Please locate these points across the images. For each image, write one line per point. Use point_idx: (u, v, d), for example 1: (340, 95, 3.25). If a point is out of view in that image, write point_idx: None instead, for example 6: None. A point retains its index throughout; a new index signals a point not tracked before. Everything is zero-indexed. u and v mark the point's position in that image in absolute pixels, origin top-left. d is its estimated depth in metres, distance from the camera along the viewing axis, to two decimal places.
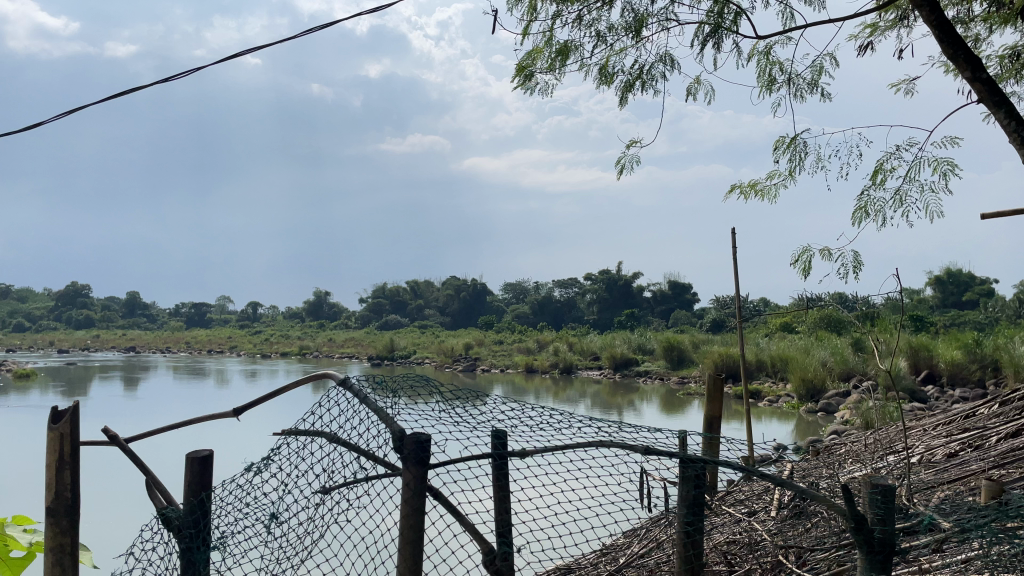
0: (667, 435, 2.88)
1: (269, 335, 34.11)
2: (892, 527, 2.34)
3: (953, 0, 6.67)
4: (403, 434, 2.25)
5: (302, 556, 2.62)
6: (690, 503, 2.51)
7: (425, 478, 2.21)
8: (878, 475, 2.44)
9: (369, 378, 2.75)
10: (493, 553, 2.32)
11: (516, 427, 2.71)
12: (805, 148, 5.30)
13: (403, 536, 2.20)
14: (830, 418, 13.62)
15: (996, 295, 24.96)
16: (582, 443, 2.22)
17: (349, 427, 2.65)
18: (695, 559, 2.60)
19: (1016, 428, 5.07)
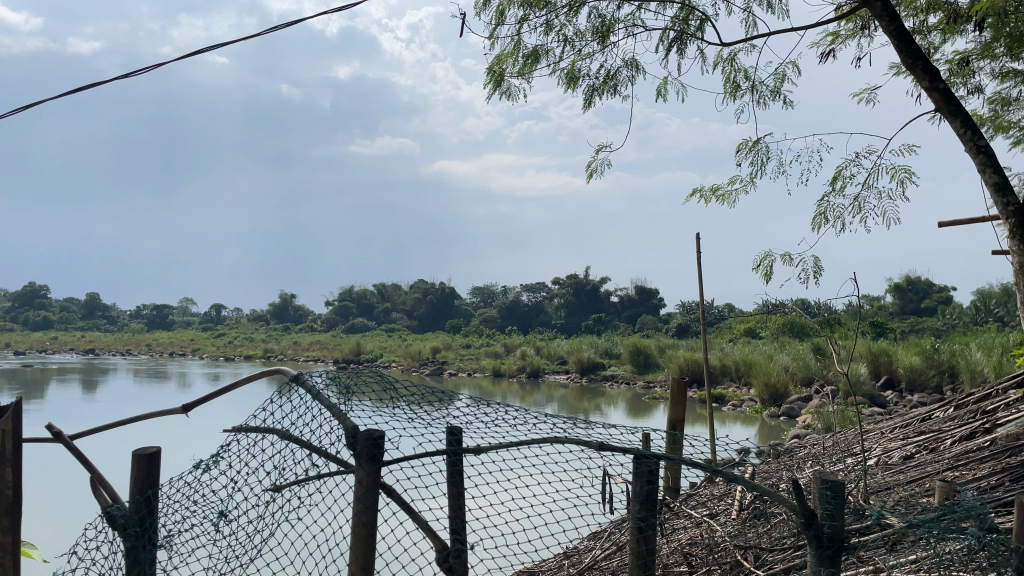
0: (625, 432, 2.86)
1: (234, 337, 33.78)
2: (841, 521, 2.38)
3: (909, 10, 6.83)
4: (356, 430, 2.23)
5: (250, 556, 2.62)
6: (643, 498, 2.46)
7: (378, 475, 2.19)
8: (827, 471, 2.47)
9: (321, 374, 2.71)
10: (446, 551, 2.30)
11: (472, 424, 2.69)
12: (767, 150, 5.79)
13: (355, 535, 2.18)
14: (792, 422, 13.83)
15: (953, 303, 25.59)
16: (535, 440, 2.21)
17: (302, 423, 2.61)
18: (648, 557, 2.50)
19: (969, 432, 5.23)
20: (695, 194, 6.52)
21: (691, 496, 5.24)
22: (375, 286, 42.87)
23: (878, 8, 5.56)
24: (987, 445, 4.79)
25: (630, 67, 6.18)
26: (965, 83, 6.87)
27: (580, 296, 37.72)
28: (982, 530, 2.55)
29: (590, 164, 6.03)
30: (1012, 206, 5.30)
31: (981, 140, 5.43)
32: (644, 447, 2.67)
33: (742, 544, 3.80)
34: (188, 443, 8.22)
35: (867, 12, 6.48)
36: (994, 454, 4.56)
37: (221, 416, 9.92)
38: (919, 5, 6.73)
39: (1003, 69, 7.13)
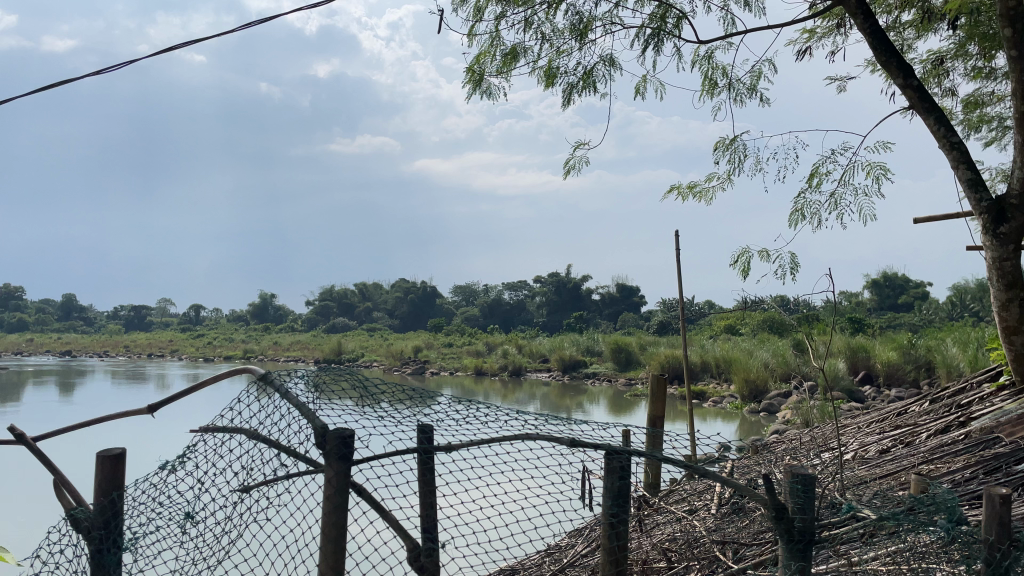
0: (596, 427, 2.85)
1: (214, 338, 33.46)
2: (812, 515, 2.39)
3: (883, 8, 6.90)
4: (325, 429, 2.22)
5: (219, 557, 2.61)
6: (614, 494, 2.44)
7: (348, 474, 2.19)
8: (798, 465, 2.49)
9: (289, 372, 2.69)
10: (418, 549, 2.30)
11: (442, 421, 2.68)
12: (744, 147, 6.25)
13: (325, 535, 2.17)
14: (772, 417, 13.93)
15: (930, 299, 25.92)
16: (507, 437, 2.21)
17: (270, 423, 2.59)
18: (620, 561, 2.45)
19: (944, 425, 5.29)
20: (673, 188, 6.90)
21: (672, 493, 5.24)
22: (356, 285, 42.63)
23: (851, 5, 5.61)
24: (961, 438, 4.86)
25: (608, 65, 6.21)
26: (939, 83, 6.95)
27: (562, 294, 37.81)
28: (953, 522, 2.57)
29: (567, 163, 6.27)
30: (985, 202, 5.42)
31: (955, 136, 5.50)
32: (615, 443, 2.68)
33: (721, 539, 3.81)
34: (156, 444, 8.13)
35: (843, 11, 6.53)
36: (968, 447, 4.62)
37: (187, 416, 9.82)
38: (894, 2, 6.79)
39: (976, 69, 7.22)
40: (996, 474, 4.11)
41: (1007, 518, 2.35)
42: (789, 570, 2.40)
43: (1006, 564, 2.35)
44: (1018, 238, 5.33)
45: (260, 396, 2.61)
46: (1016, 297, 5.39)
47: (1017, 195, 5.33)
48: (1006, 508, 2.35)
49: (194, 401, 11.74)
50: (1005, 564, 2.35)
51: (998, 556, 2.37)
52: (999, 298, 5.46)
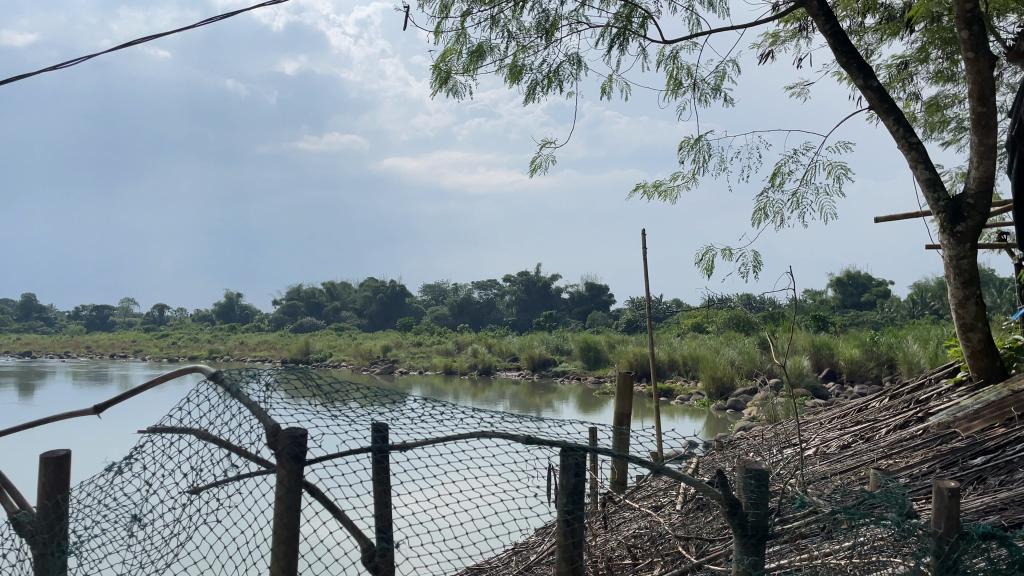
0: (554, 423, 2.84)
1: (179, 338, 32.97)
2: (765, 509, 2.43)
3: (847, 12, 7.02)
4: (278, 429, 2.24)
5: (167, 560, 2.62)
6: (569, 492, 2.43)
7: (300, 474, 2.20)
8: (753, 461, 2.52)
9: (239, 371, 2.66)
10: (372, 549, 2.30)
11: (397, 419, 2.68)
12: (707, 149, 6.84)
13: (278, 534, 2.20)
14: (738, 414, 14.10)
15: (892, 296, 26.43)
16: (462, 436, 2.22)
17: (219, 422, 2.56)
18: (576, 560, 2.45)
19: (903, 421, 5.39)
20: (641, 185, 7.36)
21: (638, 491, 5.26)
22: (323, 284, 42.22)
23: (813, 7, 5.69)
24: (920, 433, 4.95)
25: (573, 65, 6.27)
26: (903, 87, 7.08)
27: (531, 293, 37.94)
28: (903, 515, 2.63)
29: (534, 160, 7.03)
30: (942, 202, 5.55)
31: (913, 137, 5.60)
32: (573, 440, 2.69)
33: (684, 534, 3.83)
34: (105, 445, 7.98)
35: (806, 14, 6.62)
36: (926, 442, 4.71)
37: (138, 417, 9.64)
38: (857, 7, 6.91)
39: (937, 73, 7.37)
40: (953, 468, 4.20)
41: (955, 511, 2.40)
42: (743, 565, 2.42)
43: (955, 557, 2.40)
44: (975, 237, 5.46)
45: (211, 396, 2.59)
46: (973, 294, 5.51)
47: (974, 194, 5.46)
48: (955, 502, 2.40)
49: (144, 402, 11.52)
50: (953, 557, 2.41)
51: (948, 548, 2.42)
52: (957, 296, 5.57)
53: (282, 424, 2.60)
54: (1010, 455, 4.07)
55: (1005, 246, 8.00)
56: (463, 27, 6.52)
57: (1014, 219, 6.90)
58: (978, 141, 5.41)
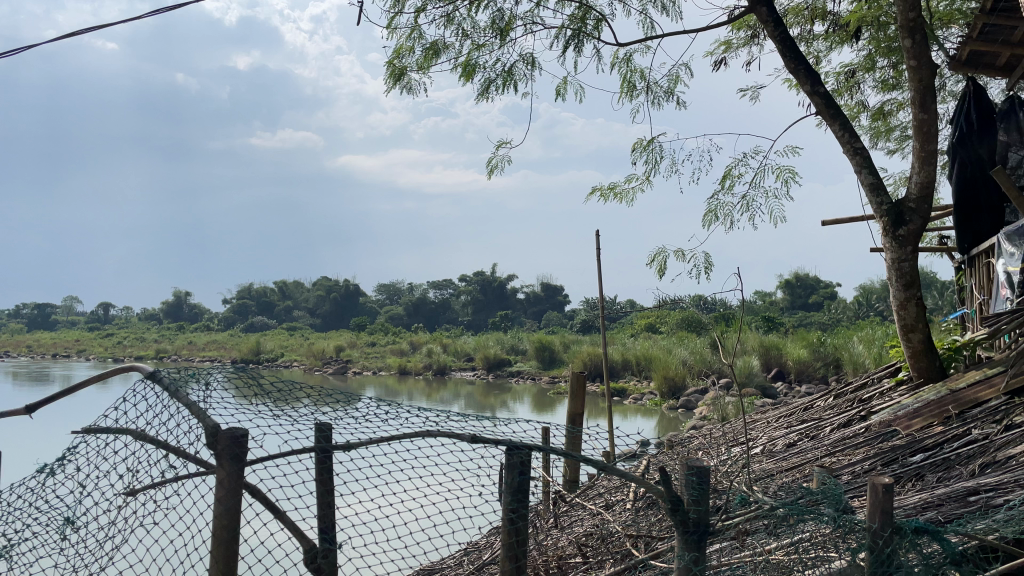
0: (499, 423, 2.83)
1: (124, 337, 32.06)
2: (706, 506, 2.46)
3: (797, 20, 7.17)
4: (217, 430, 2.21)
5: (101, 564, 2.56)
6: (514, 490, 2.42)
7: (241, 475, 2.18)
8: (694, 458, 2.55)
9: (178, 370, 2.60)
10: (314, 550, 2.28)
11: (342, 420, 2.65)
12: (660, 150, 6.76)
13: (216, 537, 2.17)
14: (689, 413, 14.31)
15: (838, 298, 27.10)
16: (407, 435, 2.20)
17: (157, 422, 2.51)
18: (520, 558, 2.44)
19: (847, 419, 5.54)
20: (597, 189, 7.46)
21: (590, 489, 5.30)
22: (275, 284, 41.53)
23: (763, 14, 5.80)
24: (862, 431, 5.09)
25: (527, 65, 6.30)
26: (851, 94, 7.26)
27: (487, 294, 38.00)
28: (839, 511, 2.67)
29: (489, 161, 6.85)
30: (886, 206, 5.71)
31: (858, 142, 5.75)
32: (520, 438, 2.69)
33: (633, 533, 3.88)
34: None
35: (757, 21, 6.75)
36: (868, 440, 4.84)
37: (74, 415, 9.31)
38: (807, 16, 7.07)
39: (883, 80, 7.57)
40: (894, 465, 4.32)
41: (889, 506, 2.44)
42: (683, 561, 2.46)
43: (887, 551, 2.44)
44: (916, 241, 5.63)
45: (147, 396, 2.54)
46: (914, 296, 5.66)
47: (915, 198, 5.63)
48: (889, 497, 2.44)
49: (79, 402, 11.18)
50: (887, 551, 2.45)
51: (881, 543, 2.46)
52: (898, 298, 5.71)
53: (223, 423, 2.56)
54: (947, 452, 4.22)
55: (946, 250, 8.26)
56: (417, 24, 6.48)
57: (954, 223, 7.13)
58: (920, 147, 5.56)
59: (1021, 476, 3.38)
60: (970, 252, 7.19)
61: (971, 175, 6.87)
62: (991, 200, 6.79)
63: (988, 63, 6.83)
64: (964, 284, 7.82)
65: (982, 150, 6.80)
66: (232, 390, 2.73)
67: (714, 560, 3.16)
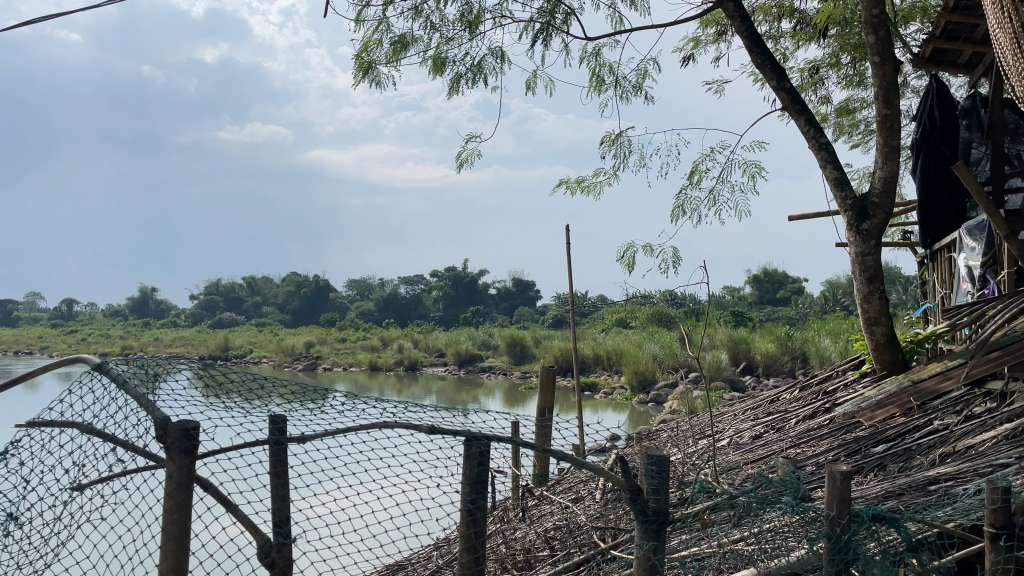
0: (458, 414, 2.81)
1: (89, 334, 31.42)
2: (665, 495, 2.47)
3: (766, 17, 7.22)
4: (166, 422, 2.18)
5: (47, 560, 2.52)
6: (472, 481, 2.39)
7: (191, 468, 2.16)
8: (654, 447, 2.56)
9: (127, 362, 2.56)
10: (268, 545, 2.25)
11: (296, 412, 2.62)
12: (627, 144, 7.07)
13: (166, 532, 2.15)
14: (659, 407, 14.42)
15: (806, 293, 27.45)
16: (361, 427, 2.18)
17: (104, 415, 2.46)
18: (479, 552, 2.41)
19: (811, 411, 5.61)
20: (564, 182, 7.68)
21: (559, 483, 5.31)
22: (243, 279, 40.99)
23: (730, 9, 5.84)
24: (827, 423, 5.15)
25: (497, 59, 6.32)
26: (815, 91, 7.35)
27: (458, 289, 37.93)
28: (799, 499, 2.69)
29: (459, 154, 7.01)
30: (850, 200, 5.78)
31: (822, 138, 5.81)
32: (479, 428, 2.67)
33: (600, 525, 3.89)
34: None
35: (724, 17, 6.79)
36: (832, 431, 4.90)
37: (27, 409, 9.07)
38: (774, 13, 7.13)
39: (847, 78, 7.68)
40: (856, 456, 4.39)
41: (847, 493, 2.46)
42: (643, 551, 2.46)
43: (846, 540, 2.45)
44: (879, 235, 5.71)
45: (95, 388, 2.49)
46: (877, 289, 5.73)
47: (879, 194, 5.69)
48: (846, 484, 2.46)
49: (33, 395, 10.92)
50: (844, 538, 2.46)
51: (839, 531, 2.47)
52: (862, 291, 5.77)
53: (175, 418, 2.53)
54: (909, 443, 4.29)
55: (909, 244, 8.40)
56: (385, 17, 6.43)
57: (918, 217, 7.23)
58: (882, 142, 5.63)
59: (979, 464, 3.44)
60: (933, 246, 7.31)
61: (934, 171, 6.94)
62: (953, 196, 6.92)
63: (951, 61, 6.94)
64: (927, 279, 7.96)
65: (945, 145, 6.89)
66: (187, 381, 2.70)
67: (679, 551, 3.17)
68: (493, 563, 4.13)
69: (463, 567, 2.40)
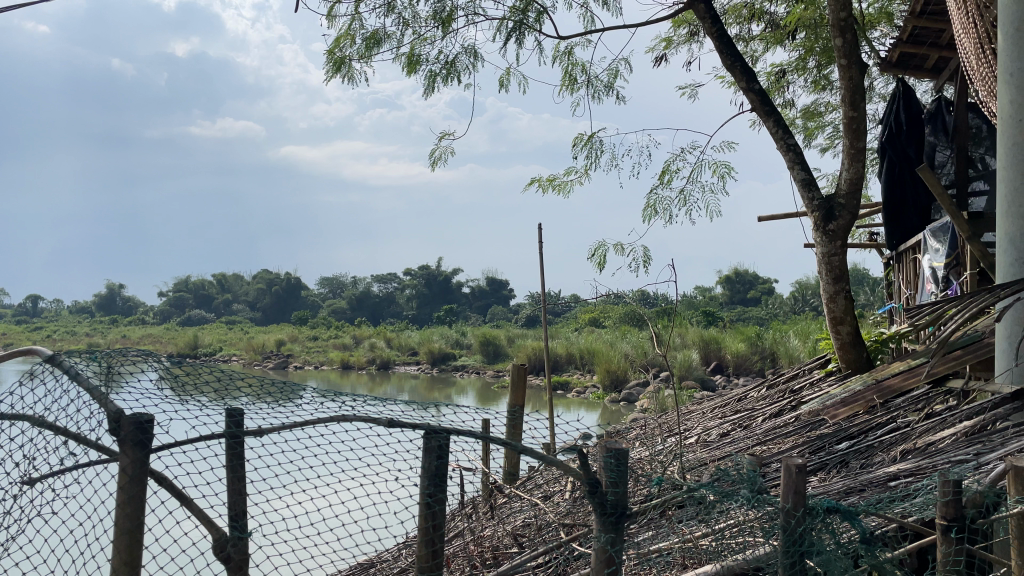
0: (417, 409, 2.79)
1: (55, 330, 30.78)
2: (624, 489, 2.49)
3: (737, 19, 7.29)
4: (121, 415, 2.17)
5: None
6: (431, 475, 2.39)
7: (146, 462, 2.14)
8: (613, 440, 2.57)
9: (82, 354, 2.53)
10: (223, 539, 2.23)
11: (253, 406, 2.59)
12: (599, 147, 7.25)
13: (119, 527, 2.14)
14: (631, 406, 14.49)
15: (775, 294, 27.76)
16: (320, 420, 2.16)
17: (57, 409, 2.43)
18: (437, 545, 2.40)
19: (778, 409, 5.68)
20: (537, 181, 7.74)
21: (530, 481, 5.32)
22: (214, 276, 40.44)
23: (701, 10, 5.88)
24: (793, 421, 5.22)
25: (469, 56, 6.34)
26: (783, 94, 7.44)
27: (432, 288, 37.86)
28: (758, 493, 2.71)
29: (435, 152, 7.16)
30: (817, 201, 5.86)
31: (791, 139, 5.88)
32: (439, 422, 2.65)
33: (567, 522, 3.92)
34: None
35: (696, 18, 6.85)
36: (797, 429, 4.97)
37: None
38: (745, 15, 7.20)
39: (814, 82, 7.79)
40: (820, 453, 4.46)
41: (802, 486, 2.49)
42: (600, 543, 2.48)
43: (800, 531, 2.48)
44: (845, 236, 5.79)
45: (49, 381, 2.46)
46: (843, 289, 5.80)
47: (845, 195, 5.78)
48: (802, 478, 2.49)
49: None
50: (799, 531, 2.49)
51: (794, 523, 2.50)
52: (828, 291, 5.85)
53: (130, 411, 2.51)
54: (872, 440, 4.36)
55: (875, 245, 8.54)
56: (358, 13, 6.40)
57: (884, 219, 7.34)
58: (849, 145, 5.71)
59: (938, 460, 3.51)
60: (898, 248, 7.42)
61: (900, 172, 7.08)
62: (918, 198, 7.04)
63: (917, 65, 7.05)
64: (892, 280, 8.10)
65: (910, 148, 7.05)
66: (142, 376, 2.68)
67: (645, 546, 3.20)
68: (461, 559, 4.14)
69: (420, 563, 2.39)
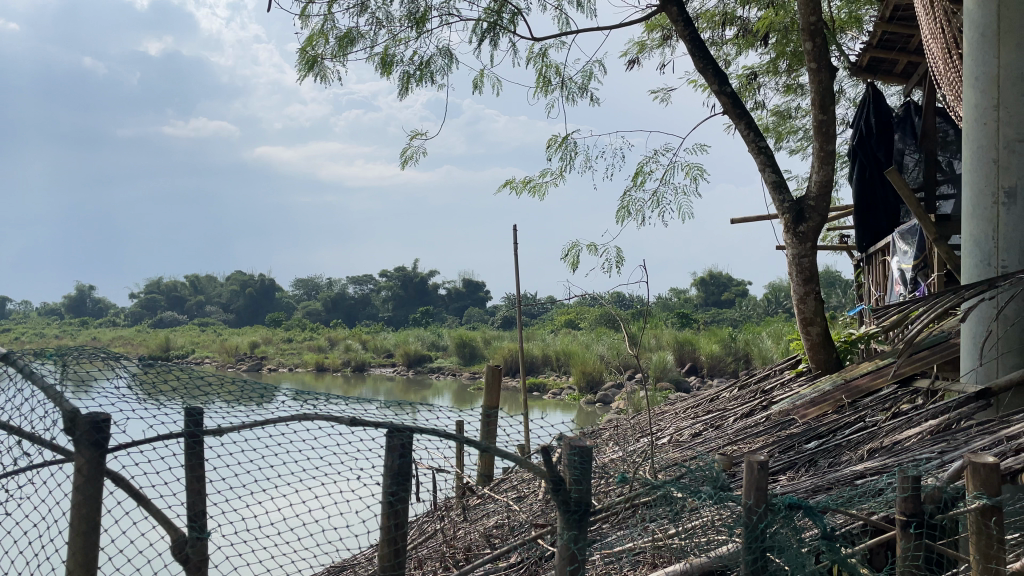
0: (381, 409, 2.78)
1: (24, 332, 30.28)
2: (587, 486, 2.50)
3: (710, 23, 7.35)
4: (76, 415, 2.14)
5: None
6: (394, 474, 2.38)
7: (101, 461, 2.11)
8: (578, 437, 2.58)
9: (39, 354, 2.50)
10: (182, 540, 2.21)
11: (215, 407, 2.56)
12: (573, 149, 7.41)
13: (75, 527, 2.12)
14: (606, 406, 14.55)
15: (749, 296, 28.03)
16: (280, 419, 2.15)
17: (13, 408, 2.40)
18: (401, 544, 2.39)
19: (749, 409, 5.73)
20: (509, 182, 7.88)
21: (502, 484, 5.31)
22: (187, 277, 39.95)
23: (674, 14, 5.92)
24: (763, 421, 5.27)
25: (443, 56, 6.35)
26: (754, 97, 7.50)
27: (408, 289, 37.77)
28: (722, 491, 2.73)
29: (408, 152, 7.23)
30: (787, 203, 5.93)
31: (762, 141, 5.93)
32: (403, 421, 2.65)
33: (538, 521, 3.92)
34: None
35: (669, 22, 6.91)
36: (767, 428, 5.01)
37: None
38: (718, 19, 7.26)
39: (785, 85, 7.87)
40: (789, 452, 4.50)
41: (764, 484, 2.51)
42: (563, 540, 2.48)
43: (761, 527, 2.51)
44: (814, 237, 5.86)
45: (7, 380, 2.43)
46: (813, 290, 5.86)
47: (815, 197, 5.84)
48: (763, 474, 2.51)
49: None
50: (760, 526, 2.52)
51: (755, 519, 2.53)
52: (798, 293, 5.91)
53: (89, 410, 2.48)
54: (839, 439, 4.42)
55: (845, 248, 8.65)
56: (330, 13, 6.37)
57: (854, 222, 7.44)
58: (819, 148, 5.76)
59: (901, 459, 3.56)
60: (868, 250, 7.53)
61: (869, 175, 7.17)
62: (887, 201, 7.15)
63: (886, 70, 7.16)
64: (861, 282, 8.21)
65: (880, 151, 7.13)
66: (104, 379, 2.66)
67: (615, 545, 3.21)
68: (433, 561, 4.13)
69: (383, 562, 2.38)
